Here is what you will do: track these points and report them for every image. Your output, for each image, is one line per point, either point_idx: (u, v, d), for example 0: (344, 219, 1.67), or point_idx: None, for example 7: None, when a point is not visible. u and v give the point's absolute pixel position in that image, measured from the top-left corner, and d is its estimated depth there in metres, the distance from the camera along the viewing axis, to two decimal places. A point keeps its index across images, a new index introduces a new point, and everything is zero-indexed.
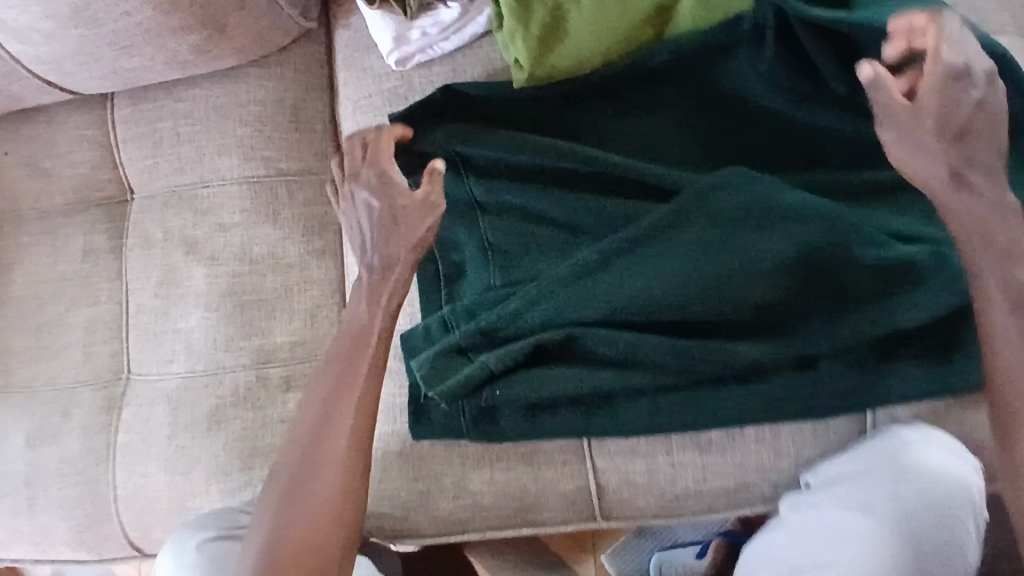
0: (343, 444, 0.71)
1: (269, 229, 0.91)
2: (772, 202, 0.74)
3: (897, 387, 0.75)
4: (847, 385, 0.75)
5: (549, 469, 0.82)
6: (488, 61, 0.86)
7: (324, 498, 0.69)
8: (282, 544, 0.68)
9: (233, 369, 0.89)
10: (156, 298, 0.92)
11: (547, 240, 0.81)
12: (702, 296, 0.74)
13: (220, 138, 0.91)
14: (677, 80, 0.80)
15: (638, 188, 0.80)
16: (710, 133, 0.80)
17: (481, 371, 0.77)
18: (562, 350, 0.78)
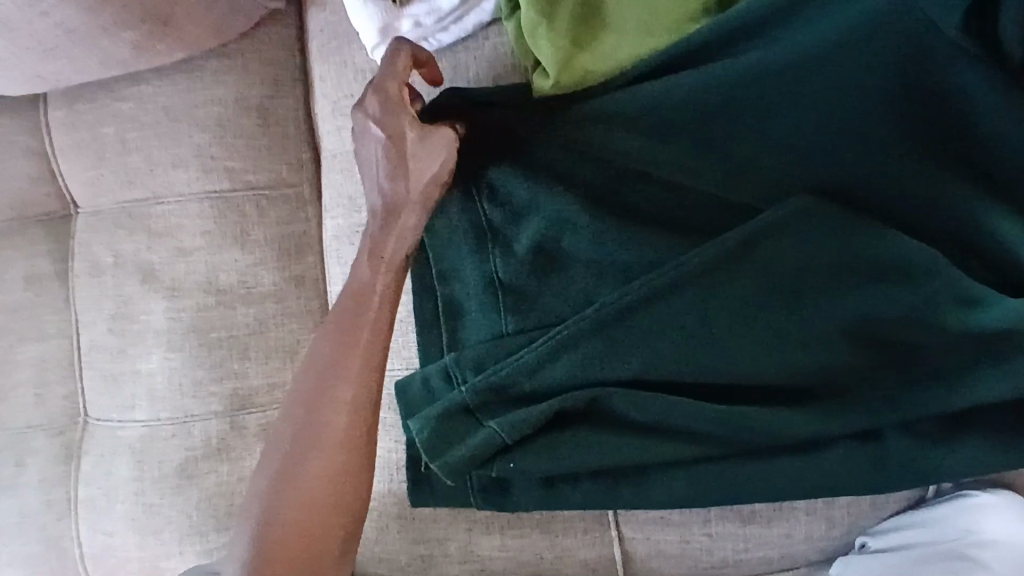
0: (341, 417, 0.61)
1: (238, 253, 0.78)
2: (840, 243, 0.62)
3: (980, 461, 0.63)
4: (917, 456, 0.64)
5: (568, 537, 0.72)
6: (494, 56, 0.71)
7: (318, 476, 0.60)
8: (270, 531, 0.59)
9: (204, 417, 0.78)
10: (110, 334, 0.79)
11: (570, 277, 0.68)
12: (750, 355, 0.63)
13: (174, 146, 0.77)
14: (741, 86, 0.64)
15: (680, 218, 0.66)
16: (782, 147, 0.65)
17: (491, 440, 0.65)
18: (585, 413, 0.66)
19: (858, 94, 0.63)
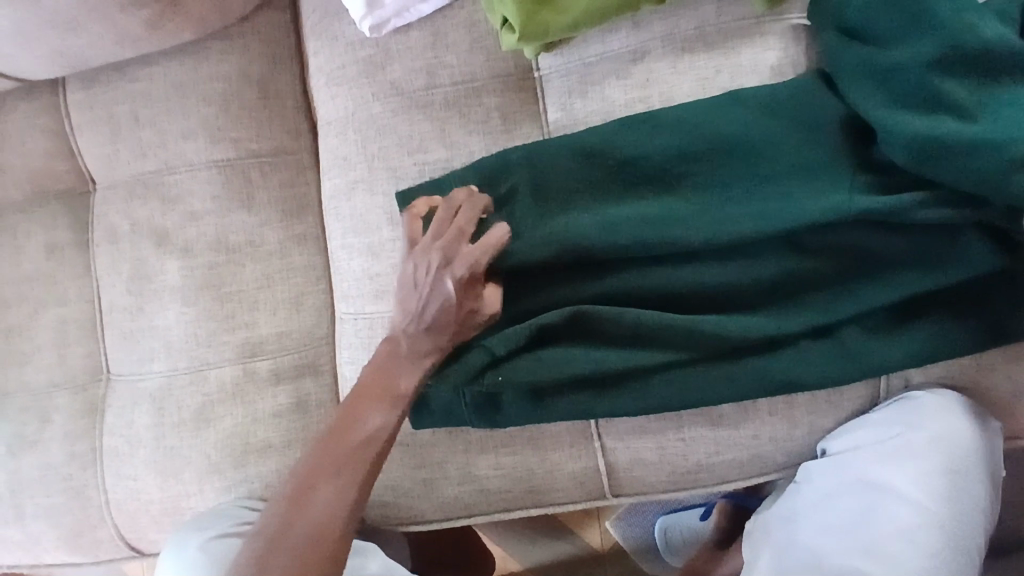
0: (369, 439, 0.69)
1: (244, 215, 0.85)
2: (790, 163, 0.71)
3: (916, 351, 0.71)
4: (864, 351, 0.72)
5: (556, 450, 0.80)
6: (469, 23, 0.80)
7: (341, 486, 0.67)
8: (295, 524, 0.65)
9: (217, 365, 0.84)
10: (129, 294, 0.87)
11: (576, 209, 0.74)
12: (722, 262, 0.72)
13: (182, 119, 0.85)
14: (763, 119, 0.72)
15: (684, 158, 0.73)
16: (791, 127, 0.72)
17: (483, 355, 0.72)
18: (571, 329, 0.74)
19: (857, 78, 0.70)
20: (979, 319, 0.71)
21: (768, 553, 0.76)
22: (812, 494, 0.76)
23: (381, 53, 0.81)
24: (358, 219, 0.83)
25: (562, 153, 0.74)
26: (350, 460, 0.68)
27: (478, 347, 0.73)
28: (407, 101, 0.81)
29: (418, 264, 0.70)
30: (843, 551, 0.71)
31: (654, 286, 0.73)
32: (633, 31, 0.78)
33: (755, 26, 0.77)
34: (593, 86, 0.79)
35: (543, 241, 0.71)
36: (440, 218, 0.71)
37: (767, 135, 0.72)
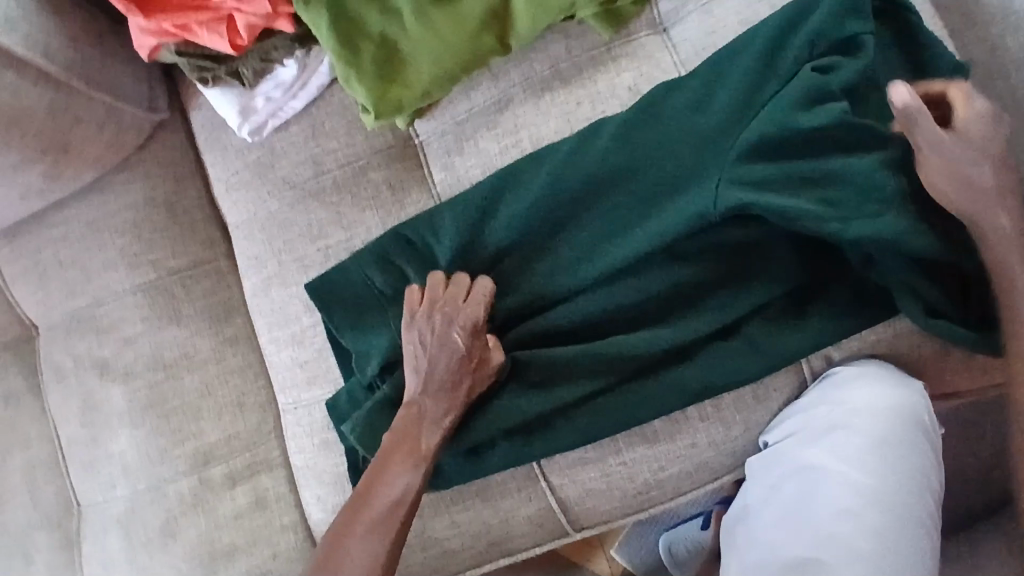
0: (390, 505, 0.70)
1: (175, 330, 0.89)
2: (684, 173, 0.74)
3: (814, 339, 0.74)
4: (769, 344, 0.74)
5: (507, 499, 0.80)
6: (342, 107, 0.84)
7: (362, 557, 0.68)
8: None
9: (174, 479, 0.87)
10: (83, 427, 0.90)
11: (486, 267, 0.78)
12: (622, 281, 0.75)
13: (101, 253, 0.89)
14: (651, 136, 0.76)
15: (581, 191, 0.76)
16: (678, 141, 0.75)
17: None
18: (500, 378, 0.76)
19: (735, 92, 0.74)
20: (863, 298, 0.74)
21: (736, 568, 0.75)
22: (763, 489, 0.76)
23: (267, 153, 0.85)
24: (279, 312, 0.86)
25: (465, 211, 0.78)
26: (384, 521, 0.70)
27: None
28: (301, 192, 0.84)
29: (422, 329, 0.73)
30: (794, 544, 0.70)
31: (571, 320, 0.75)
32: (494, 83, 0.82)
33: (606, 53, 0.80)
34: (467, 142, 0.82)
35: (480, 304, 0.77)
36: (435, 289, 0.74)
37: (652, 152, 0.75)
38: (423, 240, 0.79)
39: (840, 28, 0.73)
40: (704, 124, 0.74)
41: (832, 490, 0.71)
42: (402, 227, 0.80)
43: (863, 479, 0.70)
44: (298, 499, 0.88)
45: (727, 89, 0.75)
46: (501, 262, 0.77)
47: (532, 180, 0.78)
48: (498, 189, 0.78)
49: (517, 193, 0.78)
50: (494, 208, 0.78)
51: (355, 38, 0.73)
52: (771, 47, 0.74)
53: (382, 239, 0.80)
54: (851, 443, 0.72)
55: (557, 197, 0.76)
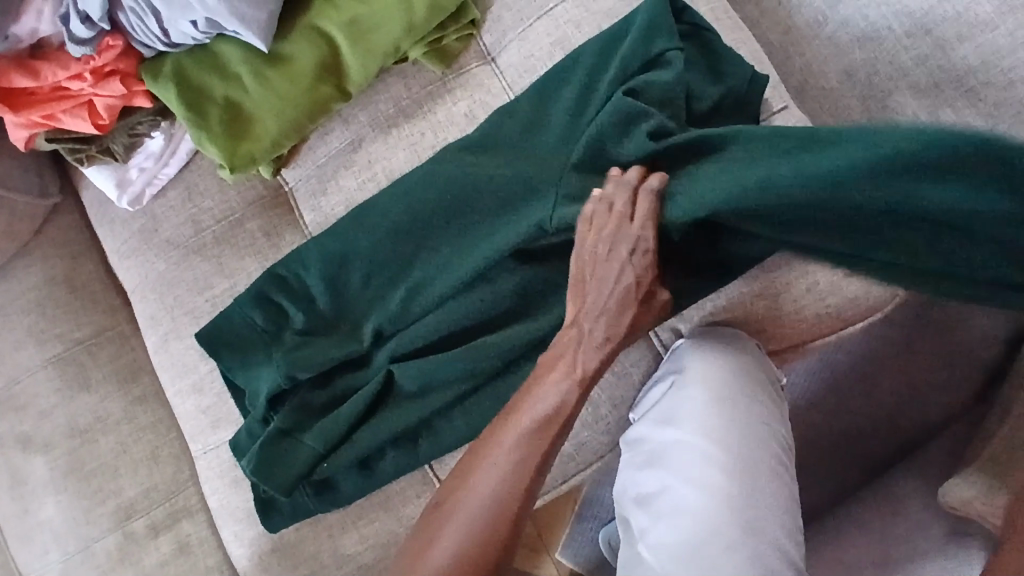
0: (508, 449, 0.71)
1: (86, 397, 0.94)
2: (515, 195, 0.80)
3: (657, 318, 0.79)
4: None
5: (407, 506, 0.85)
6: (212, 167, 0.91)
7: (490, 492, 0.70)
8: (480, 512, 0.70)
9: (101, 537, 0.92)
10: (14, 500, 0.95)
11: (356, 299, 0.85)
12: (471, 299, 0.81)
13: (10, 335, 0.95)
14: (486, 165, 0.82)
15: (433, 222, 0.83)
16: (512, 165, 0.81)
17: (310, 453, 0.81)
18: (384, 393, 0.83)
19: (557, 120, 0.82)
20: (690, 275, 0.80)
21: (626, 546, 0.80)
22: (632, 460, 0.82)
23: (150, 220, 0.92)
24: (178, 365, 0.91)
25: (334, 247, 0.86)
26: (531, 438, 0.71)
27: (304, 444, 0.82)
28: (184, 251, 0.91)
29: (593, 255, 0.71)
30: (660, 508, 0.77)
31: (434, 334, 0.82)
32: (346, 126, 0.90)
33: (442, 86, 0.89)
34: (329, 182, 0.90)
35: (358, 332, 0.85)
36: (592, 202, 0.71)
37: (487, 179, 0.81)
38: (299, 277, 0.87)
39: (646, 49, 0.77)
40: (534, 147, 0.82)
41: (692, 453, 0.77)
42: (276, 269, 0.87)
43: (707, 438, 0.77)
44: (220, 540, 0.92)
45: (554, 113, 0.83)
46: (371, 286, 0.85)
47: (388, 214, 0.85)
48: (359, 223, 0.86)
49: (376, 229, 0.85)
50: (357, 243, 0.85)
51: (202, 103, 0.81)
52: (588, 74, 0.81)
53: (260, 282, 0.87)
54: (694, 406, 0.78)
55: (409, 226, 0.84)
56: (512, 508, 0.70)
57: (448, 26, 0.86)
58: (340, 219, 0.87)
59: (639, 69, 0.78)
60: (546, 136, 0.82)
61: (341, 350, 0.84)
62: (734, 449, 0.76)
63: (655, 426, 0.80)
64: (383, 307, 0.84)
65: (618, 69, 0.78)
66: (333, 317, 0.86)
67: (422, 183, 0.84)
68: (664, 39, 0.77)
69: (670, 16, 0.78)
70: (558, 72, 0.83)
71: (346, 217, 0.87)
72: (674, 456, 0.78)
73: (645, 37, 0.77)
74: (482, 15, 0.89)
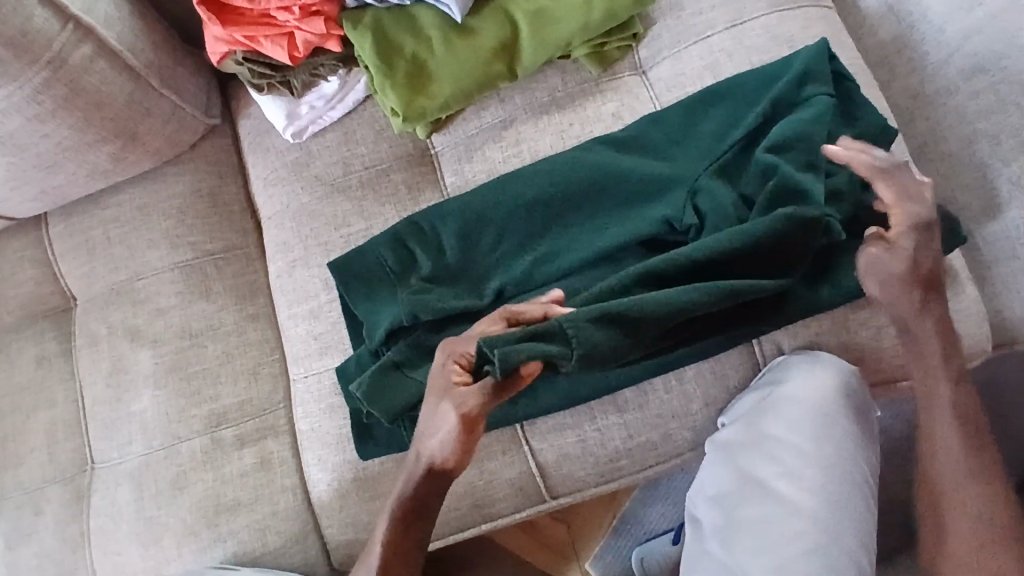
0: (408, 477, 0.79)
1: (204, 304, 0.99)
2: (653, 189, 0.88)
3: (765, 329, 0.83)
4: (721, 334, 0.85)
5: (492, 460, 0.89)
6: (372, 120, 0.99)
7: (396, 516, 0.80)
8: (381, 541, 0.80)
9: (188, 438, 0.95)
10: (108, 387, 0.98)
11: (483, 258, 0.91)
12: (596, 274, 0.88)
13: (147, 233, 1.01)
14: (629, 160, 0.89)
15: (568, 203, 0.90)
16: (655, 165, 0.88)
17: (418, 387, 0.85)
18: None
19: (704, 135, 0.89)
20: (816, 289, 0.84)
21: (694, 543, 0.87)
22: (722, 464, 0.85)
23: (303, 154, 0.99)
24: (300, 290, 0.97)
25: (472, 209, 0.92)
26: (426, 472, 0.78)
27: (414, 378, 0.86)
28: (330, 187, 0.98)
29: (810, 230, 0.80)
30: (748, 518, 0.82)
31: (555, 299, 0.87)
32: (500, 105, 0.97)
33: (595, 86, 0.96)
34: (476, 151, 0.96)
35: (481, 289, 0.90)
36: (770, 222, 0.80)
37: (629, 170, 0.88)
38: (434, 228, 0.93)
39: (798, 92, 0.86)
40: (676, 154, 0.89)
41: (779, 476, 0.82)
42: (415, 219, 0.94)
43: (807, 466, 0.81)
44: (299, 463, 0.95)
45: (700, 127, 0.90)
46: (500, 249, 0.91)
47: (528, 187, 0.91)
48: (500, 190, 0.92)
49: (516, 198, 0.91)
50: (496, 211, 0.91)
51: (392, 57, 0.90)
52: (741, 105, 0.89)
53: (398, 227, 0.94)
54: (800, 432, 0.83)
55: (547, 202, 0.90)
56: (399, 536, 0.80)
57: (613, 34, 0.95)
58: (480, 185, 0.94)
59: (788, 108, 0.86)
60: (688, 147, 0.89)
61: (461, 301, 0.89)
62: (831, 477, 0.81)
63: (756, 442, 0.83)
64: (511, 270, 0.90)
65: (770, 103, 0.86)
66: (460, 270, 0.91)
67: (566, 165, 0.91)
68: (815, 87, 0.86)
69: (826, 63, 0.87)
70: (713, 93, 0.90)
71: (487, 184, 0.94)
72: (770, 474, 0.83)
73: (799, 81, 0.86)
74: (643, 31, 0.98)
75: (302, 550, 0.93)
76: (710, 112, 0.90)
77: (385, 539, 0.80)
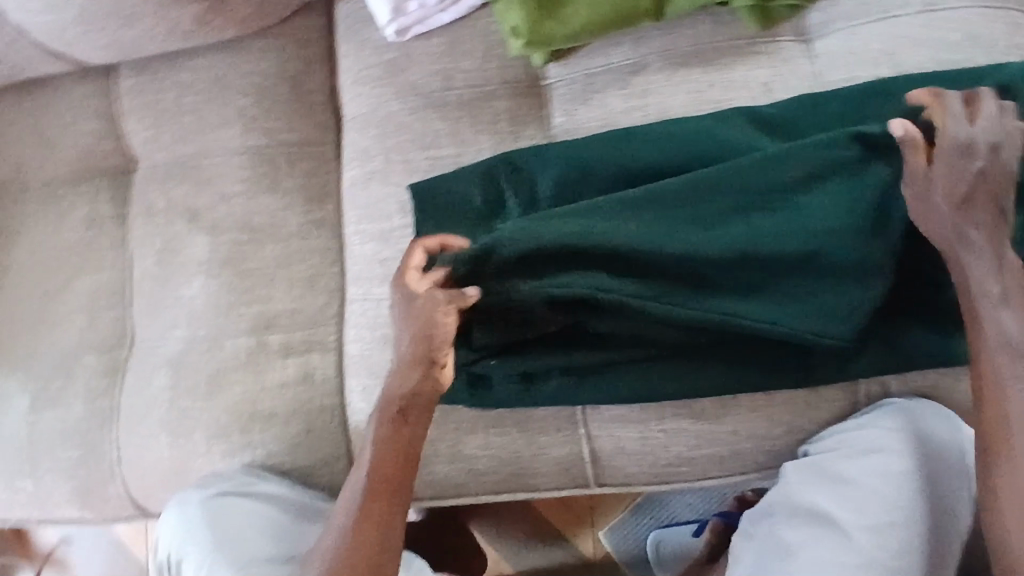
0: (381, 421, 0.74)
1: (269, 199, 0.92)
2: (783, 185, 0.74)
3: (863, 365, 0.76)
4: (827, 364, 0.76)
5: (544, 435, 0.84)
6: (485, 33, 0.88)
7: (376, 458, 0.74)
8: (367, 483, 0.73)
9: (234, 335, 0.90)
10: (158, 265, 0.93)
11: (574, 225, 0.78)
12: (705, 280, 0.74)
13: (222, 109, 0.93)
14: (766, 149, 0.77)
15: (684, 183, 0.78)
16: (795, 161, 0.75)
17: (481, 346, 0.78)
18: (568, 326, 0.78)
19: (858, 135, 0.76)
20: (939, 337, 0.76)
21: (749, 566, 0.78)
22: (797, 495, 0.77)
23: (403, 57, 0.89)
24: (373, 207, 0.89)
25: (578, 161, 0.81)
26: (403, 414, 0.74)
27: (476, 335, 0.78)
28: (426, 101, 0.88)
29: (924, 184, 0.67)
30: (818, 558, 0.73)
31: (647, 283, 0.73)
32: (635, 46, 0.84)
33: (748, 47, 0.82)
34: (595, 93, 0.84)
35: None
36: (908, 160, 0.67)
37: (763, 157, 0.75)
38: (531, 171, 0.83)
39: None
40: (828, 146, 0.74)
41: (862, 522, 0.73)
42: (513, 157, 0.83)
43: (896, 517, 0.73)
44: (341, 386, 0.90)
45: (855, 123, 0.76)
46: None
47: (644, 151, 0.80)
48: (615, 146, 0.81)
49: (629, 161, 0.80)
50: (606, 170, 0.80)
51: None
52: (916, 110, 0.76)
53: (493, 161, 0.83)
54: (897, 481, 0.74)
55: (665, 173, 0.79)
56: (381, 482, 0.73)
57: None
58: (592, 135, 0.82)
59: None
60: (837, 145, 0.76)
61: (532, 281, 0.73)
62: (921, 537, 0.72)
63: (841, 480, 0.75)
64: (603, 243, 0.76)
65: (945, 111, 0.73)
66: None
67: (696, 136, 0.79)
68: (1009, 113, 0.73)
69: None
70: (890, 86, 0.77)
71: (600, 134, 0.82)
72: (851, 517, 0.74)
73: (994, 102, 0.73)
74: None
75: (329, 473, 0.89)
76: (877, 107, 0.77)
77: (378, 443, 0.74)
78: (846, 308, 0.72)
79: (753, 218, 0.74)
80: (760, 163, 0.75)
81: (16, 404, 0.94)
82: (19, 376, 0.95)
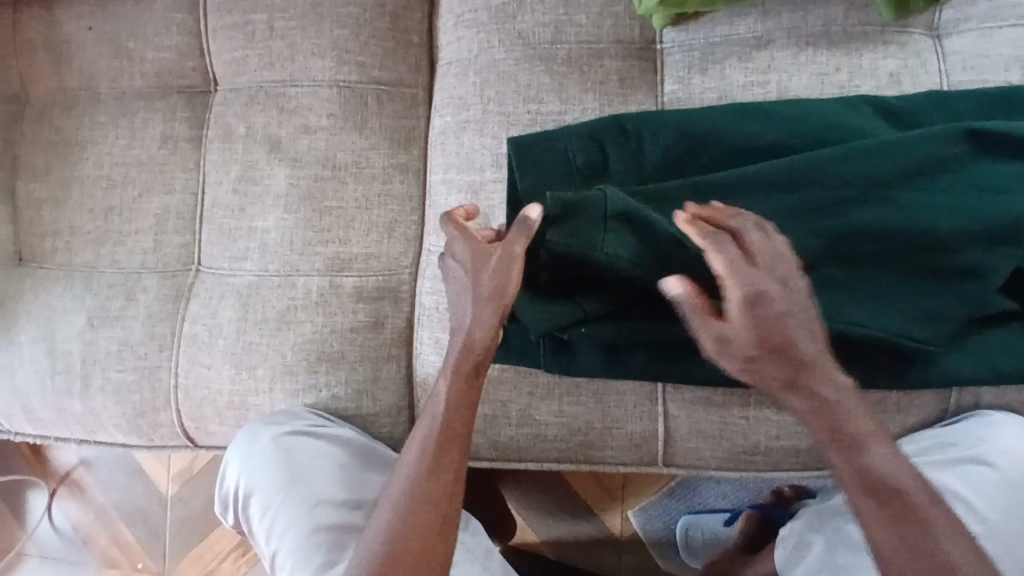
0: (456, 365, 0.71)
1: (356, 137, 0.89)
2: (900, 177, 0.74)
3: (959, 372, 0.75)
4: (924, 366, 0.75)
5: (619, 408, 0.82)
6: None
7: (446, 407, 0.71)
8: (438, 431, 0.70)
9: (307, 273, 0.87)
10: (233, 193, 0.90)
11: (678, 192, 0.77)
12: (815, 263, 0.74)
13: (315, 38, 0.89)
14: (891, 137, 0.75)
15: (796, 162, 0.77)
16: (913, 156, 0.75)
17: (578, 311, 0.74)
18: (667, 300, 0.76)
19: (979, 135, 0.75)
20: None
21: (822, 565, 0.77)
22: None
23: (514, 3, 0.85)
24: (465, 157, 0.85)
25: (692, 132, 0.78)
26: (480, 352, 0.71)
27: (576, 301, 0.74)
28: (533, 53, 0.84)
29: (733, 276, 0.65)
30: None
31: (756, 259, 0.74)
32: (761, 18, 0.81)
33: (879, 34, 0.80)
34: (713, 65, 0.82)
35: None
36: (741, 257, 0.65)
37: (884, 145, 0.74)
38: (639, 136, 0.79)
39: None
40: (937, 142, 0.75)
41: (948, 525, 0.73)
42: (623, 120, 0.80)
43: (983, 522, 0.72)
44: (411, 337, 0.88)
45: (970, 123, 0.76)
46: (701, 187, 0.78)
47: (762, 129, 0.77)
48: (732, 121, 0.78)
49: (746, 138, 0.77)
50: (722, 145, 0.78)
51: None
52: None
53: (600, 123, 0.80)
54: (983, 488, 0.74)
55: (783, 150, 0.77)
56: (451, 431, 0.70)
57: None
58: (708, 107, 0.79)
59: None
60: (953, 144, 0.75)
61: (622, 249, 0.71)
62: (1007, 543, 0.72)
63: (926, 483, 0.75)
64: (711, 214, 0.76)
65: None
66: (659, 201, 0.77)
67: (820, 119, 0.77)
68: None
69: None
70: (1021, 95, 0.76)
71: (718, 107, 0.79)
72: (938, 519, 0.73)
73: None
74: None
75: (391, 424, 0.87)
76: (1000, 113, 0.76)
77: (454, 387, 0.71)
78: (939, 309, 0.73)
79: (863, 210, 0.74)
80: (871, 152, 0.74)
81: (70, 318, 0.91)
82: (77, 291, 0.92)
